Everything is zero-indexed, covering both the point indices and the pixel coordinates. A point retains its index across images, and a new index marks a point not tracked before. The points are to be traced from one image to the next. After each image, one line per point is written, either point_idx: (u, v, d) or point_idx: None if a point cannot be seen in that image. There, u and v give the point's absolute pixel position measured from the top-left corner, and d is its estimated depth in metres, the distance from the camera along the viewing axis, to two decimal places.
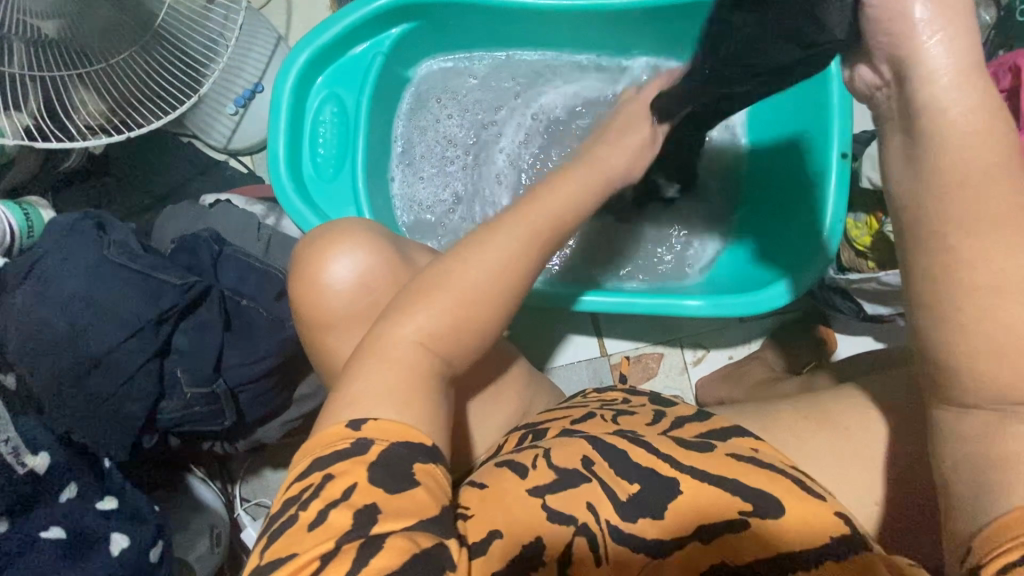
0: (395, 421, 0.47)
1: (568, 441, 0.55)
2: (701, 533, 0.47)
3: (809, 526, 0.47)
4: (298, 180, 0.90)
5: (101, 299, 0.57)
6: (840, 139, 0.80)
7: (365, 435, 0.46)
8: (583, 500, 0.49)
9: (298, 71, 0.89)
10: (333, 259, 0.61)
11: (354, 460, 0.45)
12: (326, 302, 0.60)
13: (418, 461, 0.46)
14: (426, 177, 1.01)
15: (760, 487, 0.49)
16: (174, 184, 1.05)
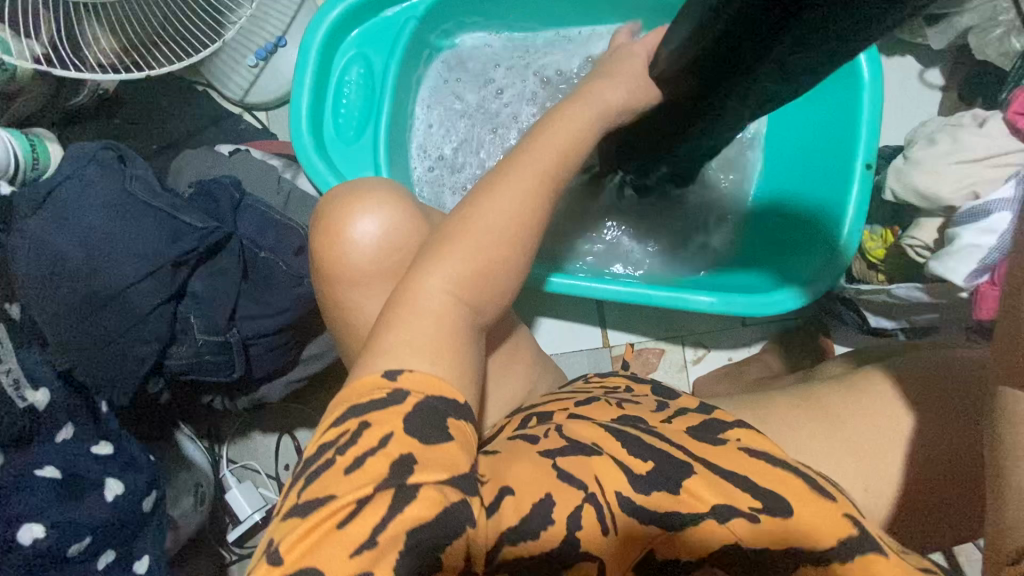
0: (434, 373, 0.46)
1: (578, 423, 0.54)
2: (718, 513, 0.46)
3: (827, 520, 0.45)
4: (319, 138, 0.88)
5: (118, 234, 0.55)
6: (867, 147, 0.80)
7: (400, 385, 0.45)
8: (592, 471, 0.48)
9: (328, 27, 0.87)
10: (356, 215, 0.59)
11: (393, 411, 0.44)
12: (345, 260, 0.58)
13: (452, 416, 0.46)
14: (443, 147, 0.98)
15: (775, 482, 0.48)
16: (185, 133, 1.03)
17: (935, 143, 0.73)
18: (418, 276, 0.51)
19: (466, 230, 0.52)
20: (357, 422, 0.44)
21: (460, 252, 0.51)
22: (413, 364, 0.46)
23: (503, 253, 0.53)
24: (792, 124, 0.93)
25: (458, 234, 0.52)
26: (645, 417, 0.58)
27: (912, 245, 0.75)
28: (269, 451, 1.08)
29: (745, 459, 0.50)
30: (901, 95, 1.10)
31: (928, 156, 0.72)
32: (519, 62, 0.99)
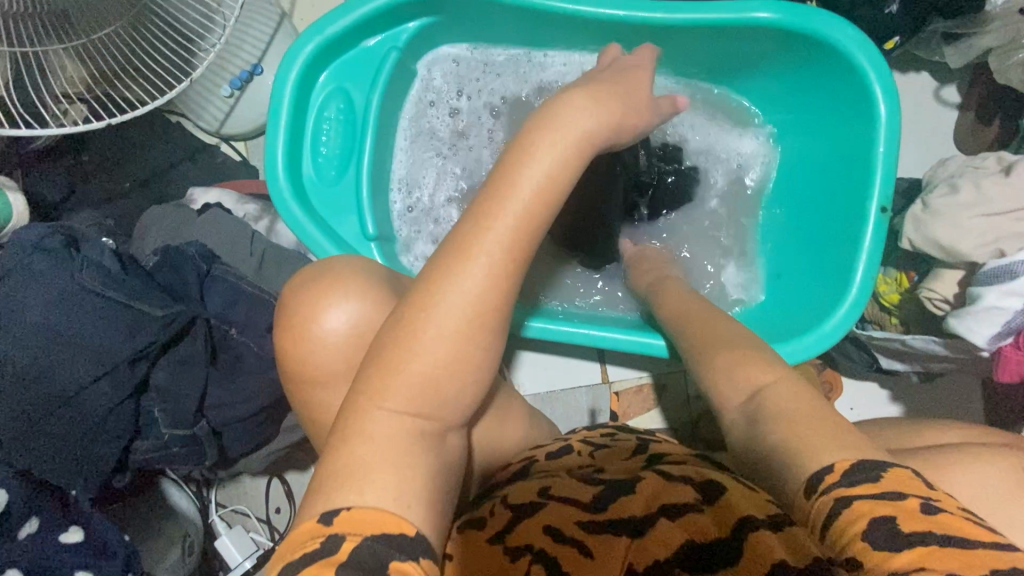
0: (375, 509, 0.42)
1: (529, 483, 0.52)
2: (655, 519, 0.44)
3: (748, 504, 0.43)
4: (297, 182, 0.82)
5: (72, 329, 0.51)
6: (880, 191, 0.75)
7: (337, 530, 0.40)
8: (541, 523, 0.46)
9: (303, 63, 0.80)
10: (326, 305, 0.55)
11: (324, 563, 0.38)
12: (312, 347, 0.55)
13: (395, 559, 0.39)
14: (429, 184, 0.93)
15: (705, 480, 0.47)
16: (159, 169, 0.98)
17: (956, 192, 0.68)
18: (388, 364, 0.46)
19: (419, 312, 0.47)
20: None
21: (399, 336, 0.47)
22: (354, 500, 0.42)
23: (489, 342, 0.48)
24: (803, 161, 0.88)
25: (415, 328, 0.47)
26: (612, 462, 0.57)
27: (929, 297, 0.71)
28: (259, 495, 1.05)
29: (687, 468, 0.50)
30: (915, 113, 1.04)
31: (947, 207, 0.67)
32: (508, 89, 0.94)
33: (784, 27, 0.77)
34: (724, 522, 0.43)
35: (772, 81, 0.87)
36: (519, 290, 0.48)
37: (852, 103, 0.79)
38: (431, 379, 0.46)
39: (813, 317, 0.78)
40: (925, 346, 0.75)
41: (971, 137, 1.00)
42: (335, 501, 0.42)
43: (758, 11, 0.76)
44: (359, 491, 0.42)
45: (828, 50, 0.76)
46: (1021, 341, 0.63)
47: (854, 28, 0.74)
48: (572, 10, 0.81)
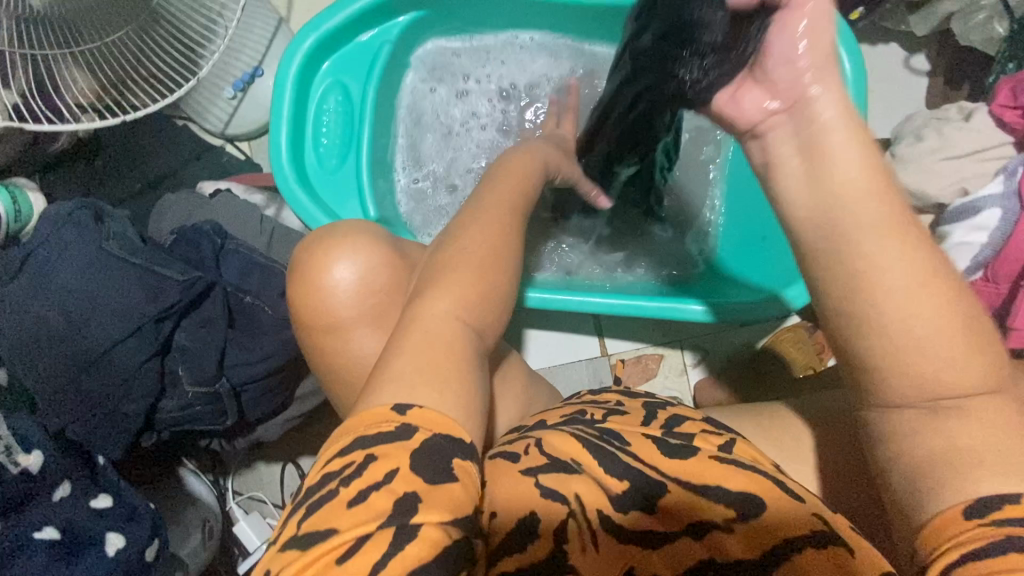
0: (445, 413, 0.45)
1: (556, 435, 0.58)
2: (692, 531, 0.50)
3: (790, 522, 0.49)
4: (301, 170, 0.87)
5: (104, 291, 0.55)
6: None
7: (409, 421, 0.43)
8: (572, 488, 0.52)
9: (303, 57, 0.85)
10: (332, 256, 0.60)
11: (400, 448, 0.42)
12: (329, 302, 0.59)
13: (457, 456, 0.43)
14: (427, 168, 0.98)
15: (744, 488, 0.51)
16: (169, 169, 1.03)
17: (921, 139, 0.72)
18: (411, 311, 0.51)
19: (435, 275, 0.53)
20: (364, 455, 0.42)
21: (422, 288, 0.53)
22: (421, 401, 0.44)
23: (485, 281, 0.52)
24: None
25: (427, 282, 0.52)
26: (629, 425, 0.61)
27: None
28: (274, 481, 1.08)
29: (719, 467, 0.53)
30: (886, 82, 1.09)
31: (913, 154, 0.71)
32: (497, 77, 1.00)
33: None
34: (753, 545, 0.48)
35: None
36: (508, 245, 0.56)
37: None
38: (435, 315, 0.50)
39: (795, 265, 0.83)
40: None
41: (941, 100, 1.05)
42: (406, 398, 0.44)
43: None
44: (407, 392, 0.45)
45: None
46: (989, 274, 0.66)
47: None
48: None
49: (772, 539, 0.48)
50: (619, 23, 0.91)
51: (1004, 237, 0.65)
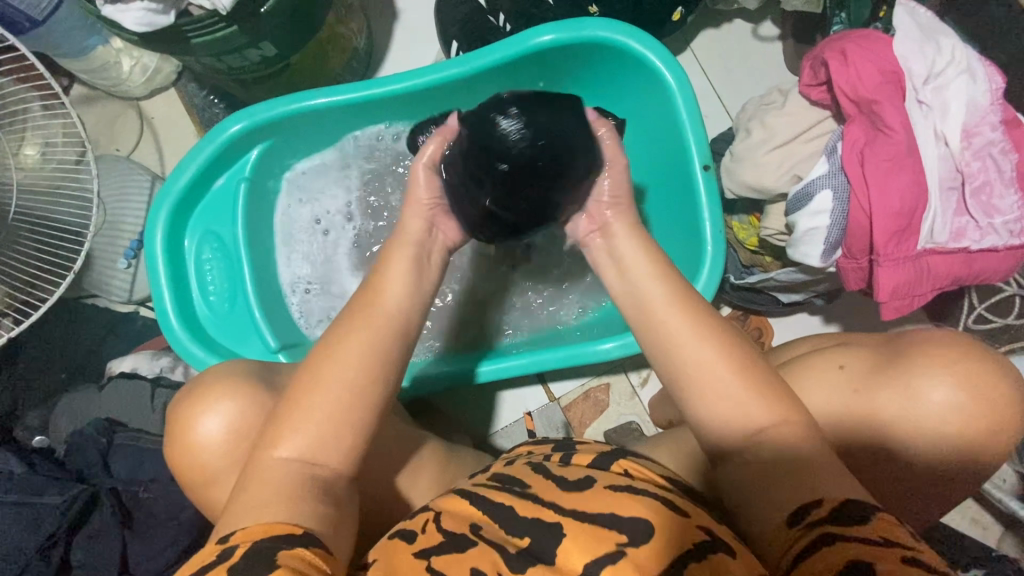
0: (268, 523, 0.49)
1: (454, 502, 0.59)
2: (588, 574, 0.47)
3: (678, 541, 0.48)
4: (193, 325, 0.89)
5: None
6: (698, 149, 0.80)
7: (232, 544, 0.47)
8: (469, 565, 0.50)
9: (165, 222, 0.88)
10: (202, 414, 0.62)
11: (223, 568, 0.45)
12: (207, 457, 0.61)
13: (283, 549, 0.46)
14: (315, 278, 1.00)
15: (634, 515, 0.50)
16: (88, 350, 1.06)
17: (749, 134, 0.71)
18: (267, 448, 0.55)
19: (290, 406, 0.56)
20: None
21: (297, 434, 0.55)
22: (250, 522, 0.49)
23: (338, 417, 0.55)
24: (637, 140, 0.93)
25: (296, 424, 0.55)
26: (528, 471, 0.62)
27: (770, 234, 0.74)
28: None
29: (612, 494, 0.53)
30: (740, 58, 1.09)
31: (746, 151, 0.70)
32: (359, 174, 1.02)
33: (565, 42, 0.83)
34: (648, 567, 0.46)
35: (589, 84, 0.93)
36: None
37: (653, 85, 0.85)
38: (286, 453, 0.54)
39: (687, 269, 0.84)
40: (792, 275, 0.79)
41: (799, 61, 1.05)
42: (231, 528, 0.49)
43: (540, 36, 0.83)
44: (253, 516, 0.50)
45: (610, 48, 0.84)
46: (848, 252, 0.64)
47: (614, 21, 0.81)
48: (382, 93, 0.90)
49: (665, 562, 0.46)
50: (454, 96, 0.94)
51: (843, 214, 0.63)
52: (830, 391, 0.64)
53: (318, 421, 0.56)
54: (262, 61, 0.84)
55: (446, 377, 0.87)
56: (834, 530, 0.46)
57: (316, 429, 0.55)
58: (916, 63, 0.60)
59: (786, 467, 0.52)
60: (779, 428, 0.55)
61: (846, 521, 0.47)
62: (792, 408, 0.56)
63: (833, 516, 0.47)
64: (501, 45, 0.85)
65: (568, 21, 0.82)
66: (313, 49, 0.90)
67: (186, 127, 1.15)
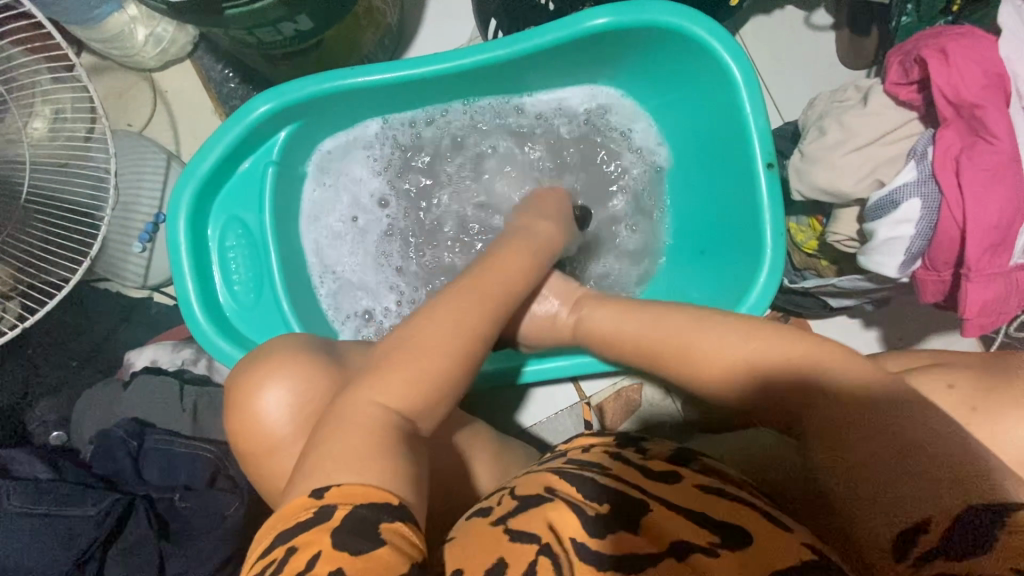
0: (367, 481, 0.44)
1: (533, 477, 0.56)
2: (675, 551, 0.45)
3: (783, 553, 0.44)
4: (219, 317, 0.84)
5: (27, 546, 0.59)
6: (760, 147, 0.76)
7: (327, 502, 0.42)
8: (545, 519, 0.49)
9: (188, 208, 0.82)
10: (260, 393, 0.58)
11: (321, 530, 0.41)
12: (260, 439, 0.58)
13: (384, 520, 0.42)
14: (345, 270, 0.95)
15: (731, 521, 0.46)
16: (101, 337, 1.01)
17: (825, 134, 0.66)
18: (347, 409, 0.50)
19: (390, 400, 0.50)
20: (286, 548, 0.41)
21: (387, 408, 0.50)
22: (345, 479, 0.44)
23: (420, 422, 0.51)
24: (688, 133, 0.89)
25: (390, 394, 0.50)
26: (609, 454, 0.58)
27: (837, 239, 0.70)
28: None
29: (701, 496, 0.49)
30: (791, 47, 1.04)
31: (821, 151, 0.65)
32: (387, 157, 0.96)
33: (620, 26, 0.78)
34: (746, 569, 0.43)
35: (641, 70, 0.88)
36: (438, 371, 0.53)
37: (710, 74, 0.80)
38: (374, 418, 0.49)
39: (742, 270, 0.80)
40: (854, 284, 0.76)
41: (853, 53, 1.00)
42: (326, 477, 0.44)
43: (593, 18, 0.77)
44: (345, 471, 0.45)
45: (669, 33, 0.78)
46: (929, 263, 0.61)
47: (679, 5, 0.75)
48: (422, 73, 0.83)
49: (769, 567, 0.43)
50: (496, 78, 0.88)
51: (931, 224, 0.59)
52: (935, 412, 0.48)
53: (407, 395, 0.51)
54: (295, 37, 0.78)
55: (484, 375, 0.84)
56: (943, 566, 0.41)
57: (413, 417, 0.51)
58: (1022, 66, 0.56)
59: (888, 467, 0.46)
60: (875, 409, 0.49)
61: (959, 548, 0.41)
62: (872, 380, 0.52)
63: (945, 545, 0.42)
64: (553, 26, 0.79)
65: (626, 4, 0.77)
66: (347, 24, 0.84)
67: (202, 103, 1.08)
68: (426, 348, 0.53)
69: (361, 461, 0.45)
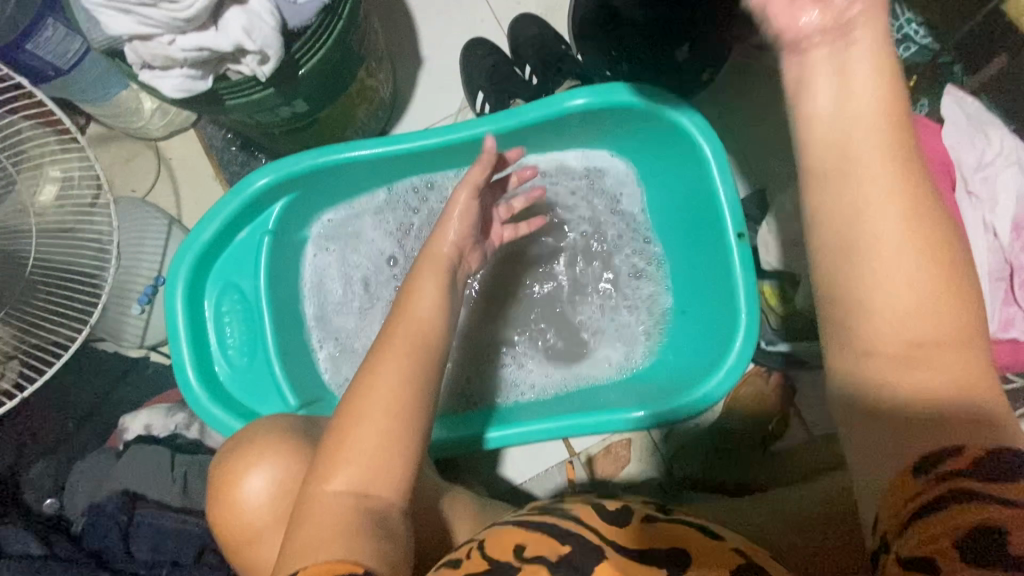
0: (333, 559, 0.46)
1: (499, 530, 0.54)
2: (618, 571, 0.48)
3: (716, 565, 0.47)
4: (214, 383, 0.86)
5: None
6: (732, 218, 0.80)
7: None
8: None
9: (186, 276, 0.85)
10: (243, 477, 0.60)
11: None
12: (242, 524, 0.59)
13: None
14: (347, 331, 0.99)
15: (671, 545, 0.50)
16: (98, 399, 1.03)
17: None
18: (317, 492, 0.51)
19: (362, 477, 0.51)
20: None
21: (356, 482, 0.51)
22: (316, 561, 0.46)
23: (388, 496, 0.52)
24: (666, 200, 0.93)
25: (355, 470, 0.51)
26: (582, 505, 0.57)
27: None
28: None
29: (652, 527, 0.53)
30: None
31: None
32: (396, 221, 1.01)
33: (597, 106, 0.83)
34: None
35: (619, 143, 0.93)
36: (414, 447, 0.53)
37: (684, 148, 0.84)
38: (341, 496, 0.50)
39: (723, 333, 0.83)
40: None
41: None
42: (299, 563, 0.46)
43: (572, 99, 0.83)
44: (313, 557, 0.46)
45: (643, 112, 0.83)
46: None
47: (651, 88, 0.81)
48: (412, 148, 0.88)
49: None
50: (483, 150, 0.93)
51: None
52: None
53: (370, 466, 0.51)
54: (291, 117, 0.83)
55: (469, 438, 0.85)
56: (973, 486, 0.38)
57: (382, 492, 0.51)
58: (966, 155, 0.67)
59: (935, 416, 0.42)
60: (934, 344, 0.42)
61: (984, 476, 0.38)
62: (968, 342, 0.42)
63: (972, 471, 0.39)
64: (535, 106, 0.84)
65: (602, 86, 0.82)
66: (342, 104, 0.89)
67: (204, 168, 1.13)
68: (398, 416, 0.53)
69: (331, 545, 0.47)
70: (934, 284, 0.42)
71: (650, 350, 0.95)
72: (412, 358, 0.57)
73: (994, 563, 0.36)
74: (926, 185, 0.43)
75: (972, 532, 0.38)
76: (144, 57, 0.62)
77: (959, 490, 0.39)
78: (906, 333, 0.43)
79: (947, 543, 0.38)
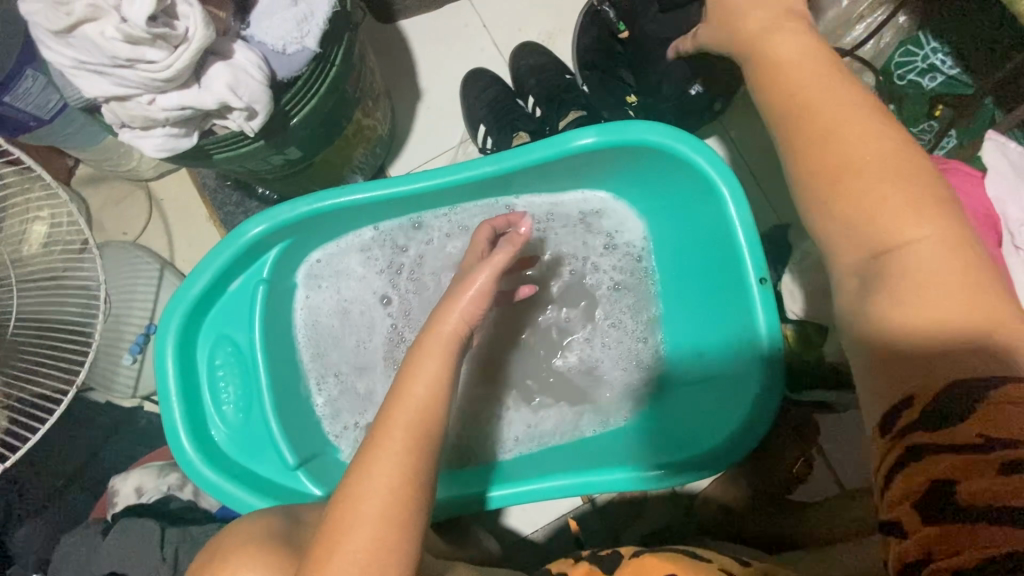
0: None
1: None
2: None
3: None
4: (206, 444, 0.81)
5: None
6: (752, 262, 0.75)
7: None
8: None
9: (176, 332, 0.81)
10: None
11: None
12: None
13: None
14: (340, 377, 0.95)
15: None
16: (89, 454, 0.98)
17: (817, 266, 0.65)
18: None
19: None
20: None
21: None
22: None
23: None
24: (678, 239, 0.89)
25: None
26: None
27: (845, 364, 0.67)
28: None
29: None
30: None
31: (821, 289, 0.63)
32: (385, 261, 0.97)
33: (606, 144, 0.79)
34: None
35: (629, 179, 0.88)
36: (410, 547, 0.50)
37: (701, 187, 0.79)
38: None
39: (746, 384, 0.77)
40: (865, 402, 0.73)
41: None
42: None
43: (579, 138, 0.78)
44: None
45: (655, 150, 0.79)
46: None
47: (665, 125, 0.76)
48: (412, 189, 0.84)
49: None
50: (484, 189, 0.89)
51: None
52: None
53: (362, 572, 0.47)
54: (285, 163, 0.78)
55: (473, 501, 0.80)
56: (923, 440, 0.40)
57: None
58: (1013, 207, 0.60)
59: (912, 340, 0.44)
60: (905, 258, 0.46)
61: (937, 426, 0.40)
62: (946, 245, 0.45)
63: (922, 419, 0.41)
64: (541, 144, 0.80)
65: (610, 123, 0.78)
66: (338, 146, 0.85)
67: (198, 209, 1.09)
68: (397, 523, 0.50)
69: None
70: (911, 211, 0.47)
71: (664, 395, 0.91)
72: (414, 437, 0.55)
73: (946, 519, 0.38)
74: (889, 145, 0.49)
75: (926, 488, 0.39)
76: (122, 118, 0.58)
77: (921, 444, 0.40)
78: (868, 245, 0.48)
79: (908, 508, 0.40)
